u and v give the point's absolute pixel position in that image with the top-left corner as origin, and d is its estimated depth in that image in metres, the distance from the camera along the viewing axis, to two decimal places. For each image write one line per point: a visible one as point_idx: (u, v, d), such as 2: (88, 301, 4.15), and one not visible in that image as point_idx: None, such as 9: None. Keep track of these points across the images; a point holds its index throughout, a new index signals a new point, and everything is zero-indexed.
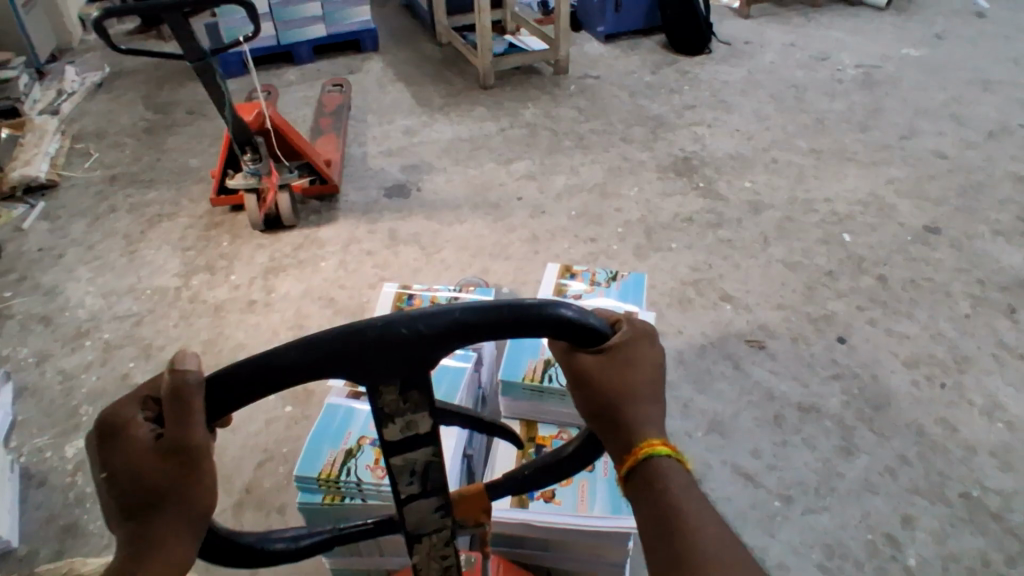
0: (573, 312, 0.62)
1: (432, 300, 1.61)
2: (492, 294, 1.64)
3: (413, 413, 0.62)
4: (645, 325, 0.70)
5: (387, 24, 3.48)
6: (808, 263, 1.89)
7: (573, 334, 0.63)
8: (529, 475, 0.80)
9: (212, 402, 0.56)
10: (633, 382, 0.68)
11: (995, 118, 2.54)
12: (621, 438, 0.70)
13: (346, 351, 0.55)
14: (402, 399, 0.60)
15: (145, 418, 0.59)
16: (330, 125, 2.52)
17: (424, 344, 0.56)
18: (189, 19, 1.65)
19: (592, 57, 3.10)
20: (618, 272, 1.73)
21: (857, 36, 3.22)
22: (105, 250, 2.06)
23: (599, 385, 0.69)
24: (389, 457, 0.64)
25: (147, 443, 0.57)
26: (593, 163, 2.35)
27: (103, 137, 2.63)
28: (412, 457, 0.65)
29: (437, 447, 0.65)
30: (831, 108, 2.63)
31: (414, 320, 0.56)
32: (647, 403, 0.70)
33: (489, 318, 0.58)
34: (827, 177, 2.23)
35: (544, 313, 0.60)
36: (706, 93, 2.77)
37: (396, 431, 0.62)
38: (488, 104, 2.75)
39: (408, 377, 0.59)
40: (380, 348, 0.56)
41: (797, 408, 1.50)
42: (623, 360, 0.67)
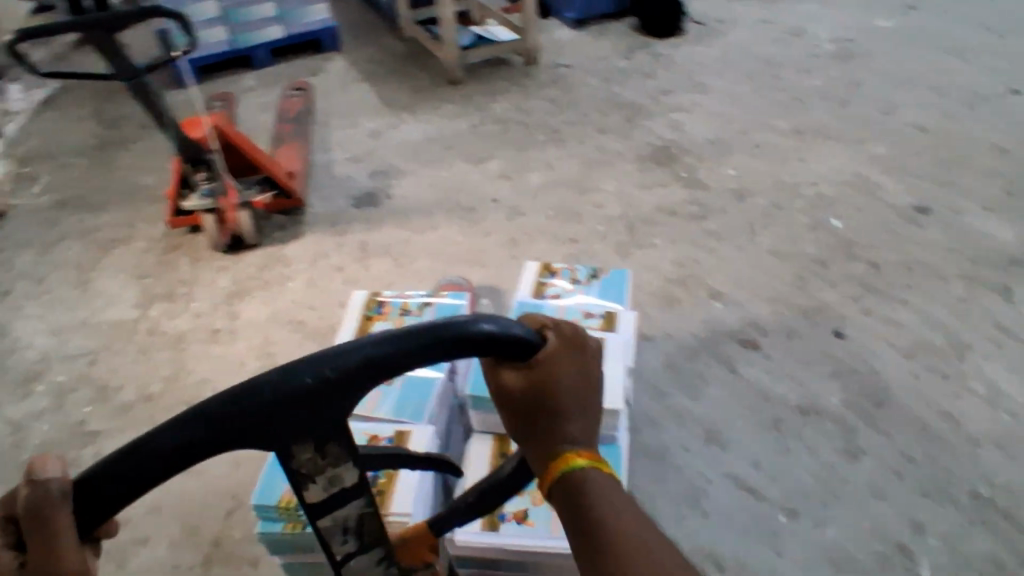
0: (493, 326, 0.65)
1: (403, 306, 1.52)
2: (465, 296, 1.55)
3: (333, 470, 0.67)
4: (573, 333, 0.74)
5: (346, 20, 3.34)
6: (797, 251, 1.80)
7: (496, 349, 0.66)
8: (471, 503, 0.88)
9: (81, 512, 0.56)
10: (561, 392, 0.72)
11: (980, 86, 2.46)
12: (547, 447, 0.74)
13: (257, 410, 0.59)
14: (319, 454, 0.65)
15: (9, 538, 0.56)
16: (291, 133, 2.40)
17: (329, 392, 0.61)
18: (115, 36, 1.54)
19: (561, 45, 2.98)
20: (600, 269, 1.67)
21: (832, 7, 3.13)
22: (55, 283, 1.93)
23: (524, 397, 0.72)
24: (318, 518, 0.71)
25: (9, 569, 0.57)
26: (568, 157, 2.25)
27: (50, 159, 2.48)
28: (341, 513, 0.71)
29: (362, 500, 0.72)
30: (810, 85, 2.55)
31: (319, 369, 0.60)
32: (577, 413, 0.73)
33: (400, 348, 0.62)
34: (811, 158, 2.14)
35: (459, 331, 0.63)
36: (681, 76, 2.67)
37: (320, 490, 0.68)
38: (457, 100, 2.64)
39: (319, 435, 0.64)
40: (291, 400, 0.60)
41: (796, 411, 1.42)
42: (546, 372, 0.71)
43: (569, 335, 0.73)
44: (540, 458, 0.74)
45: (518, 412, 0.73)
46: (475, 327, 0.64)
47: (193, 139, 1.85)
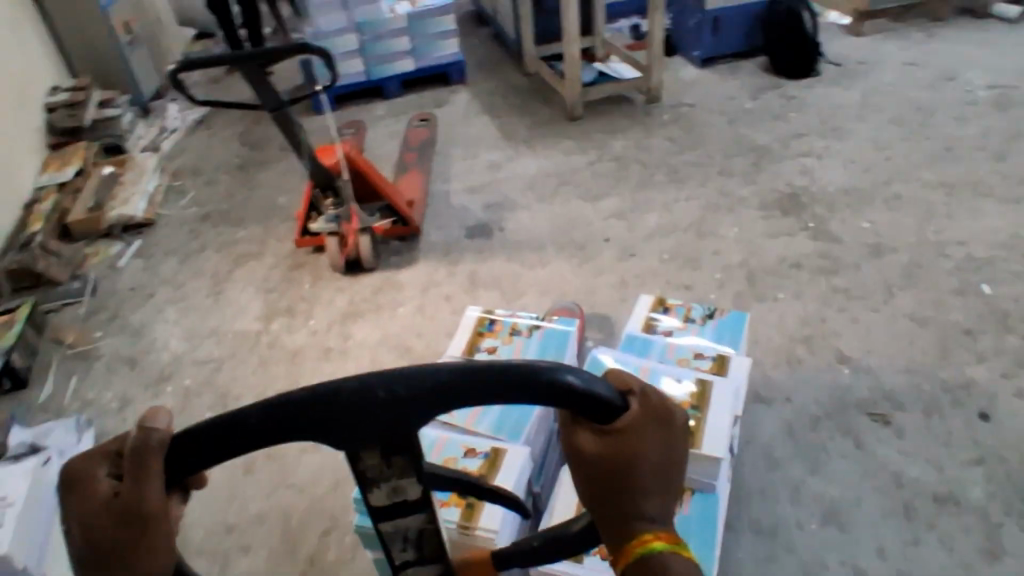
0: (578, 380, 0.56)
1: (513, 326, 1.51)
2: (575, 324, 1.51)
3: (399, 480, 0.61)
4: (660, 396, 0.61)
5: (474, 54, 3.45)
6: (941, 318, 1.63)
7: (579, 404, 0.56)
8: (536, 548, 0.75)
9: (175, 464, 0.55)
10: (643, 467, 0.58)
11: None
12: (623, 531, 0.60)
13: (324, 411, 0.53)
14: (385, 464, 0.59)
15: (106, 474, 0.56)
16: (414, 161, 2.49)
17: (396, 404, 0.54)
18: (266, 71, 1.67)
19: (686, 84, 2.92)
20: (715, 310, 1.61)
21: (992, 50, 2.87)
22: (192, 291, 2.09)
23: (600, 467, 0.58)
24: (379, 522, 0.65)
25: (103, 499, 0.54)
26: (687, 199, 2.18)
27: (200, 175, 2.71)
28: (403, 524, 0.66)
29: (425, 512, 0.66)
30: (963, 134, 2.33)
31: (390, 382, 0.54)
32: (660, 491, 0.60)
33: (477, 377, 0.54)
34: (962, 215, 1.95)
35: (544, 376, 0.55)
36: (814, 119, 2.53)
37: (383, 494, 0.62)
38: (576, 136, 2.64)
39: (388, 444, 0.57)
40: (363, 409, 0.54)
41: (931, 498, 1.26)
42: (628, 441, 0.58)
43: (654, 398, 0.60)
44: (612, 541, 0.61)
45: (590, 483, 0.60)
46: (559, 375, 0.55)
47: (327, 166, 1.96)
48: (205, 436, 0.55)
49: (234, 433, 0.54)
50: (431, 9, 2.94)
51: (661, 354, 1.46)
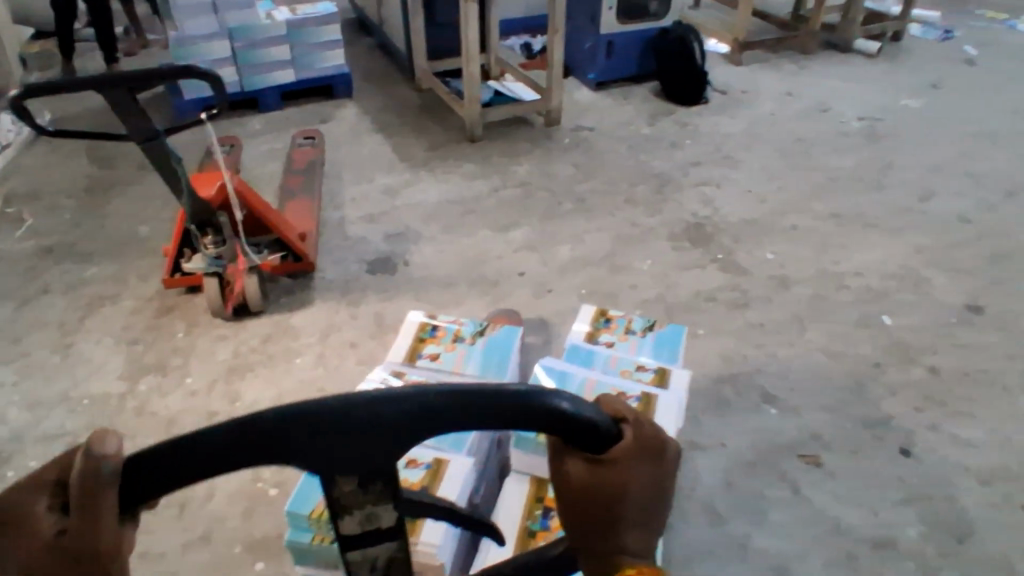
0: (568, 404, 0.55)
1: (456, 333, 1.53)
2: (518, 331, 1.54)
3: (373, 507, 0.56)
4: (651, 429, 0.61)
5: (360, 66, 3.24)
6: (849, 352, 1.68)
7: (572, 431, 0.56)
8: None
9: (131, 494, 0.50)
10: (629, 496, 0.59)
11: (1015, 175, 2.41)
12: (601, 551, 0.62)
13: (307, 430, 0.50)
14: (362, 489, 0.54)
15: (47, 507, 0.50)
16: (302, 186, 2.26)
17: (382, 428, 0.51)
18: (135, 97, 1.39)
19: (583, 107, 2.90)
20: (656, 322, 1.68)
21: (854, 84, 3.11)
22: (35, 346, 1.73)
23: (590, 498, 0.59)
24: (347, 552, 0.59)
25: (45, 538, 0.49)
26: (598, 230, 2.13)
27: (40, 199, 2.30)
28: (373, 553, 0.59)
29: (397, 541, 0.60)
30: (841, 165, 2.48)
31: (378, 404, 0.51)
32: (642, 518, 0.61)
33: (469, 402, 0.52)
34: (853, 247, 2.05)
35: (538, 402, 0.54)
36: (708, 147, 2.59)
37: (354, 522, 0.57)
38: (477, 159, 2.52)
39: (370, 470, 0.53)
40: (349, 427, 0.50)
41: (871, 545, 1.29)
42: (619, 474, 0.58)
43: (647, 430, 0.60)
44: (595, 562, 0.63)
45: (578, 511, 0.60)
46: (552, 401, 0.54)
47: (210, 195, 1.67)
48: (168, 462, 0.49)
49: (201, 460, 0.49)
50: (313, 17, 2.71)
51: (604, 367, 1.48)
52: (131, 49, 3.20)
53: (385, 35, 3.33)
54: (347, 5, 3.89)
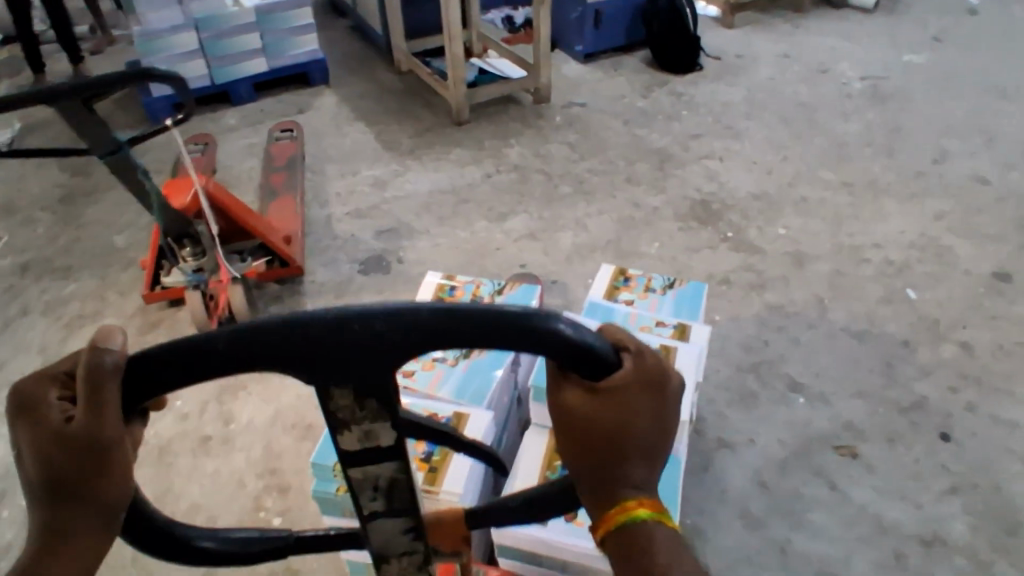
0: (568, 329, 0.54)
1: (474, 293, 1.54)
2: (536, 290, 1.54)
3: (371, 423, 0.58)
4: (653, 360, 0.60)
5: (336, 50, 3.08)
6: (876, 331, 1.59)
7: (572, 354, 0.55)
8: (512, 507, 0.77)
9: (132, 391, 0.51)
10: (631, 427, 0.59)
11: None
12: (604, 484, 0.61)
13: (303, 341, 0.50)
14: (357, 405, 0.56)
15: (57, 397, 0.53)
16: (284, 183, 2.13)
17: (378, 342, 0.51)
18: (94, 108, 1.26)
19: (573, 82, 2.76)
20: (678, 280, 1.67)
21: (852, 43, 2.99)
22: (11, 375, 1.61)
23: (590, 425, 0.58)
24: (348, 467, 0.62)
25: (54, 426, 0.51)
26: (601, 213, 2.02)
27: (7, 213, 2.15)
28: (373, 469, 0.63)
29: (397, 463, 0.62)
30: (847, 130, 2.37)
31: (371, 319, 0.50)
32: (646, 449, 0.61)
33: (468, 319, 0.51)
34: (869, 217, 1.95)
35: (535, 322, 0.53)
36: (708, 118, 2.47)
37: (354, 439, 0.59)
38: (467, 144, 2.40)
39: (366, 384, 0.54)
40: (345, 339, 0.51)
41: (919, 542, 1.21)
42: (620, 404, 0.58)
43: (647, 360, 0.59)
44: (595, 496, 0.62)
45: (579, 440, 0.60)
46: (551, 324, 0.53)
47: (187, 203, 1.53)
48: (163, 361, 0.50)
49: (193, 358, 0.50)
50: (283, 2, 2.55)
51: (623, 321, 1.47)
52: (96, 46, 3.05)
53: (360, 16, 3.16)
54: None
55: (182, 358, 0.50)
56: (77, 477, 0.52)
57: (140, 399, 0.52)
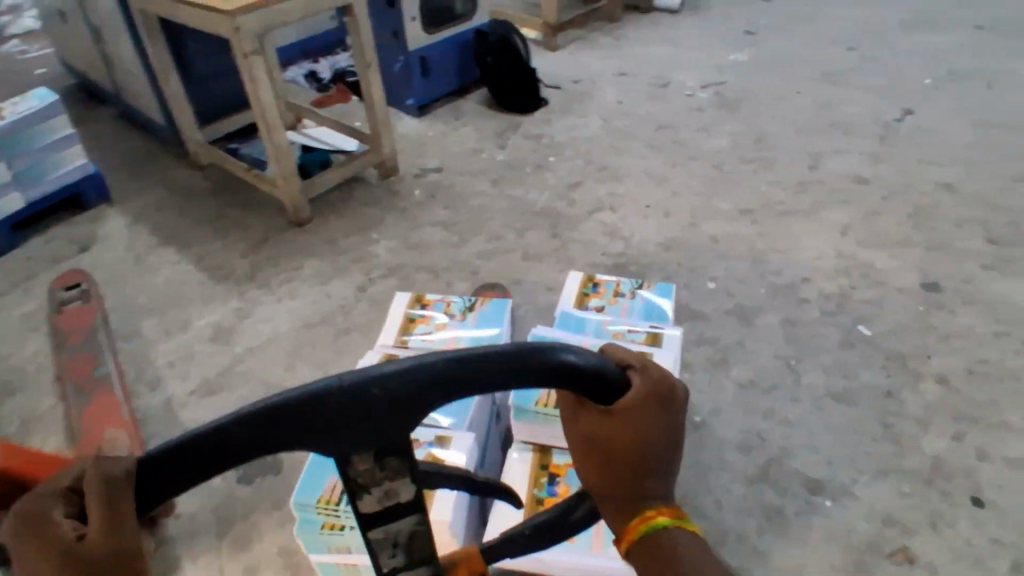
0: (577, 358, 0.55)
1: (446, 310, 1.48)
2: (509, 304, 1.49)
3: (392, 481, 0.56)
4: (662, 376, 0.64)
5: (105, 152, 2.42)
6: (855, 385, 1.46)
7: (587, 379, 0.56)
8: (526, 535, 0.91)
9: (146, 492, 0.48)
10: (649, 440, 0.64)
11: (869, 118, 2.37)
12: (622, 494, 0.67)
13: (317, 419, 0.49)
14: (378, 467, 0.54)
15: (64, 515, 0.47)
16: (91, 370, 1.55)
17: (396, 403, 0.50)
18: None
19: (416, 142, 2.39)
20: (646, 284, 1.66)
21: (677, 49, 2.95)
22: None
23: (609, 444, 0.64)
24: (367, 532, 0.59)
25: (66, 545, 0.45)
26: (514, 310, 1.71)
27: None
28: (394, 528, 0.59)
29: (420, 515, 0.60)
30: (716, 146, 2.27)
31: (385, 380, 0.50)
32: (655, 458, 0.66)
33: (476, 361, 0.51)
34: (784, 245, 1.84)
35: (549, 355, 0.53)
36: (578, 159, 2.25)
37: (374, 501, 0.57)
38: (319, 248, 1.94)
39: (384, 446, 0.53)
40: (359, 411, 0.50)
41: None
42: (638, 421, 0.62)
43: (654, 377, 0.63)
44: (620, 505, 0.69)
45: (599, 459, 0.65)
46: (562, 354, 0.54)
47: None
48: (171, 456, 0.48)
49: (212, 455, 0.48)
50: (28, 116, 1.91)
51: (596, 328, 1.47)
52: None
53: (128, 102, 2.51)
54: (53, 68, 2.93)
55: (199, 456, 0.48)
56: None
57: (150, 506, 0.49)
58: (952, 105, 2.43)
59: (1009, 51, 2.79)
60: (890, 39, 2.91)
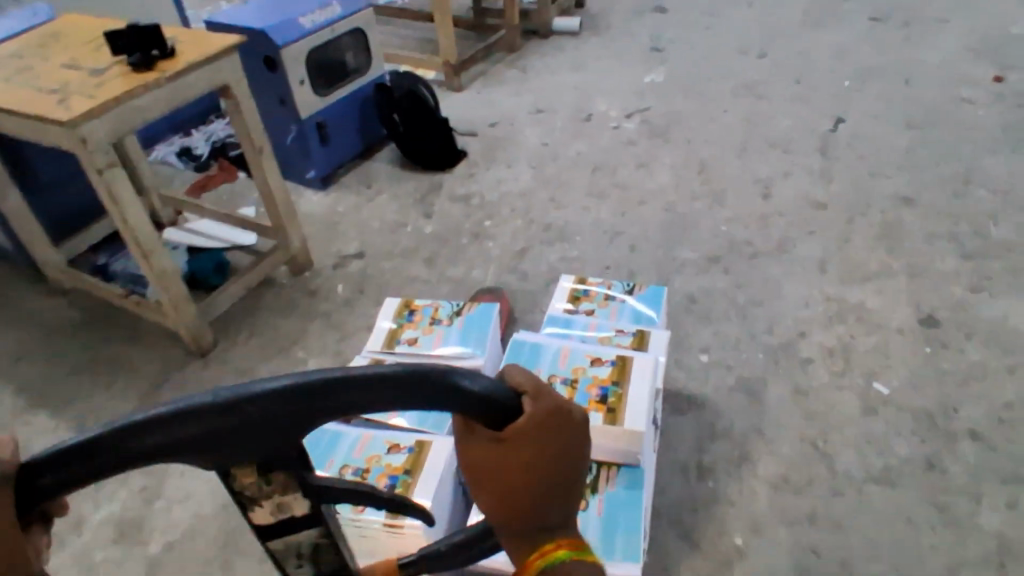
0: (471, 382, 0.51)
1: (434, 315, 1.51)
2: (496, 307, 1.51)
3: (281, 499, 0.57)
4: (558, 401, 0.57)
5: None
6: (895, 462, 1.29)
7: (472, 408, 0.51)
8: (445, 551, 0.73)
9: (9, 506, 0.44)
10: (542, 467, 0.57)
11: (804, 129, 2.27)
12: (522, 530, 0.60)
13: (192, 438, 0.45)
14: (265, 482, 0.54)
15: None
16: None
17: (277, 419, 0.47)
18: None
19: (326, 222, 2.06)
20: (637, 286, 1.63)
21: (588, 75, 2.76)
22: None
23: (496, 471, 0.57)
24: (269, 542, 0.62)
25: None
26: None
27: None
28: (294, 541, 0.63)
29: (319, 530, 0.62)
30: (661, 183, 2.09)
31: (263, 396, 0.46)
32: (553, 488, 0.59)
33: (356, 388, 0.48)
34: (766, 293, 1.66)
35: (436, 383, 0.49)
36: (516, 219, 2.00)
37: (267, 512, 0.58)
38: (233, 381, 1.59)
39: (270, 463, 0.51)
40: (244, 428, 0.46)
41: None
42: (527, 448, 0.55)
43: (546, 401, 0.56)
44: (517, 541, 0.61)
45: (490, 490, 0.59)
46: (456, 380, 0.50)
47: None
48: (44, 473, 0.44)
49: (80, 479, 0.44)
50: None
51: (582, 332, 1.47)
52: None
53: None
54: None
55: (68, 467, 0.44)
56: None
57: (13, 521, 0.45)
58: (879, 105, 2.37)
59: (910, 41, 2.79)
60: (796, 42, 2.86)
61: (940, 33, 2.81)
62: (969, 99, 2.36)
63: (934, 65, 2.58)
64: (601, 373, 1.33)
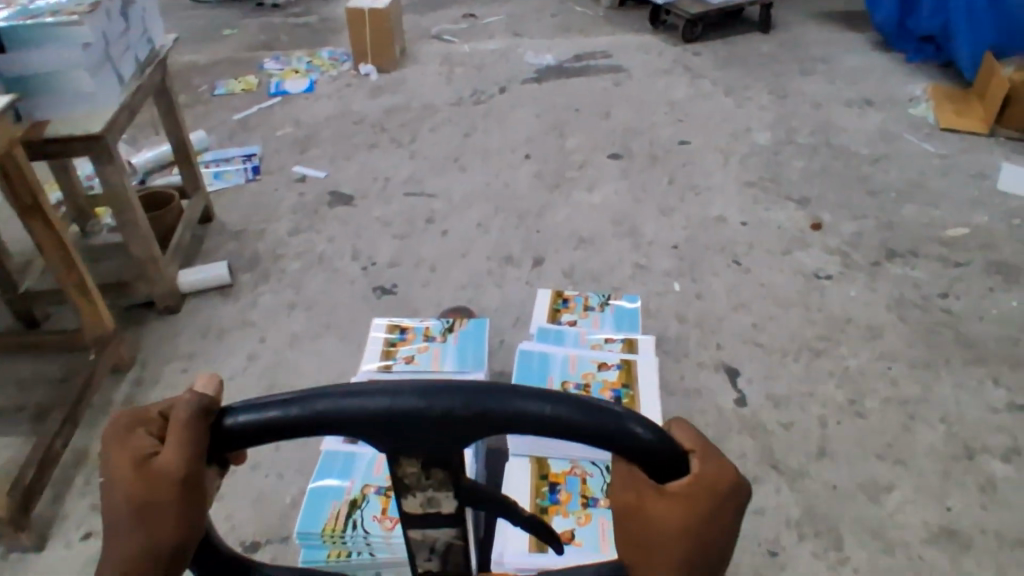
0: (644, 431, 0.51)
1: (425, 331, 1.53)
2: (486, 322, 1.54)
3: (434, 492, 0.53)
4: (726, 477, 0.54)
5: None
6: None
7: (631, 459, 0.51)
8: None
9: (217, 442, 0.52)
10: (687, 536, 0.53)
11: (707, 414, 1.43)
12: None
13: (368, 427, 0.48)
14: (424, 474, 0.52)
15: (151, 438, 0.54)
16: None
17: (451, 424, 0.48)
18: None
19: None
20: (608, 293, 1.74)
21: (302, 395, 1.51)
22: None
23: (639, 524, 0.53)
24: (410, 527, 0.57)
25: (159, 460, 0.51)
26: None
27: None
28: (435, 531, 0.57)
29: (457, 527, 0.57)
30: None
31: (440, 394, 0.48)
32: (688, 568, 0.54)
33: (528, 420, 0.48)
34: None
35: (608, 428, 0.49)
36: None
37: (417, 503, 0.55)
38: None
39: (430, 459, 0.50)
40: (423, 431, 0.48)
41: None
42: (686, 504, 0.52)
43: (718, 471, 0.54)
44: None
45: (625, 532, 0.54)
46: (628, 426, 0.50)
47: None
48: (245, 427, 0.51)
49: (269, 432, 0.50)
50: None
51: (576, 341, 1.54)
52: None
53: None
54: None
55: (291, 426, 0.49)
56: (154, 504, 0.52)
57: (225, 448, 0.53)
58: (748, 323, 1.66)
59: (680, 184, 2.20)
60: (561, 220, 2.04)
61: (701, 165, 2.30)
62: (823, 274, 1.81)
63: (739, 222, 2.01)
64: (609, 377, 1.45)
